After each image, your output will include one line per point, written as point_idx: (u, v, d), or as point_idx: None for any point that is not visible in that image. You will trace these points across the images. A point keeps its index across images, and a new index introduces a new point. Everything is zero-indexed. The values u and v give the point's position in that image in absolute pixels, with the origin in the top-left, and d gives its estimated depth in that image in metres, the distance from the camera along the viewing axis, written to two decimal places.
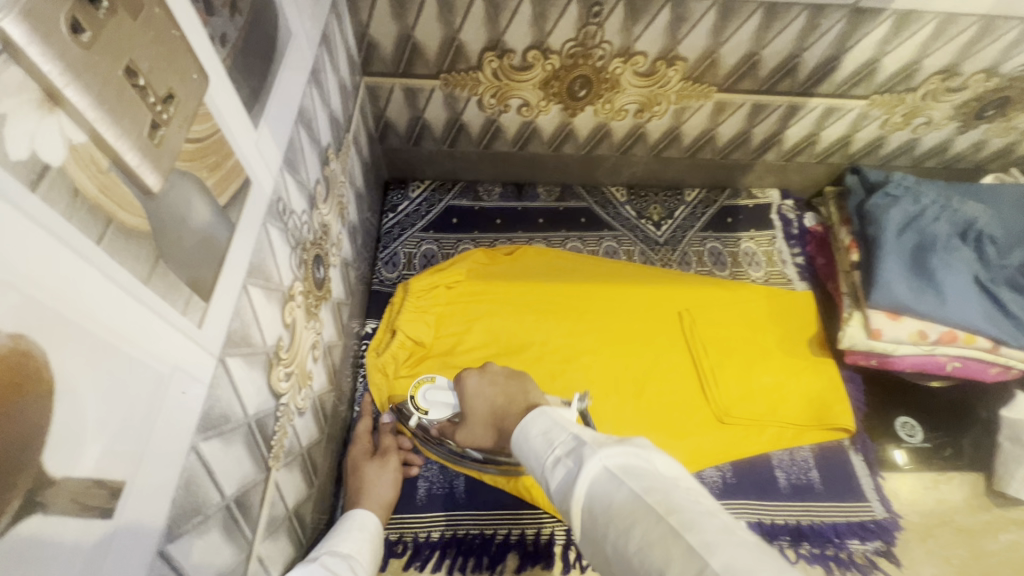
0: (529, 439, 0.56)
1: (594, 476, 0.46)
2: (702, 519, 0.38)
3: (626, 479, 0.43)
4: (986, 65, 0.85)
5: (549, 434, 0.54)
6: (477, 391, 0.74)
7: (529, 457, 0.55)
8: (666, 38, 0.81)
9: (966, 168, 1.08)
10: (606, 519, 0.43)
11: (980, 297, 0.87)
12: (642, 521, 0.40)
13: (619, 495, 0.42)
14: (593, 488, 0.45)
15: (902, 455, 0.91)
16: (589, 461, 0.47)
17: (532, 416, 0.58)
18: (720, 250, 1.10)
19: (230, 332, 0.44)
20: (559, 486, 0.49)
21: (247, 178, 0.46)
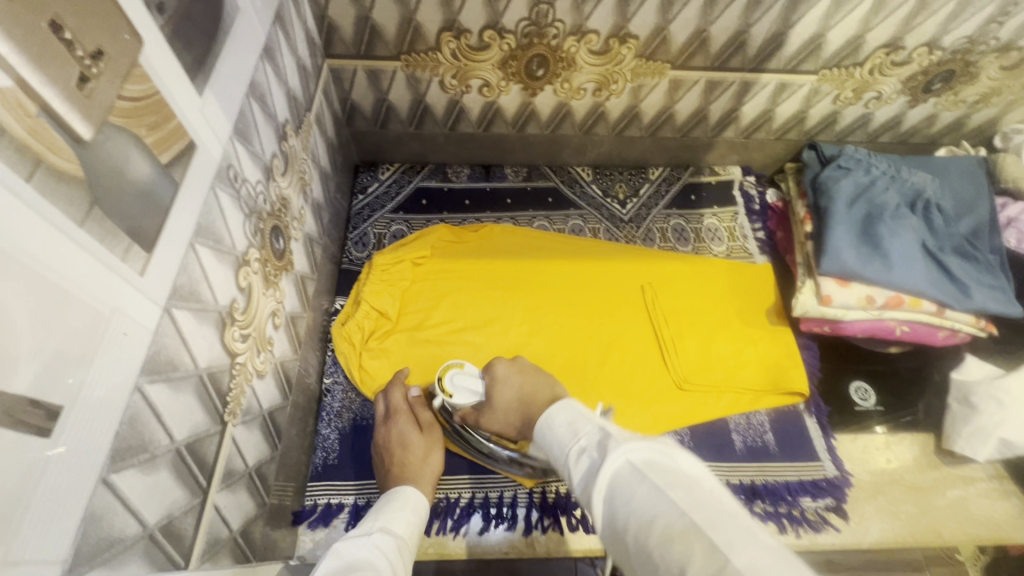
0: (553, 429, 0.60)
1: (617, 467, 0.48)
2: (723, 518, 0.40)
3: (649, 474, 0.46)
4: (927, 38, 0.88)
5: (575, 426, 0.58)
6: (505, 378, 0.75)
7: (554, 445, 0.59)
8: (616, 16, 0.83)
9: (920, 142, 1.11)
10: (627, 512, 0.45)
11: (925, 262, 0.90)
12: (664, 516, 0.42)
13: (641, 487, 0.45)
14: (615, 480, 0.48)
15: (881, 428, 0.94)
16: (614, 454, 0.49)
17: (559, 406, 0.62)
18: (683, 226, 1.13)
19: (177, 286, 0.47)
20: (583, 475, 0.53)
21: (191, 142, 0.49)
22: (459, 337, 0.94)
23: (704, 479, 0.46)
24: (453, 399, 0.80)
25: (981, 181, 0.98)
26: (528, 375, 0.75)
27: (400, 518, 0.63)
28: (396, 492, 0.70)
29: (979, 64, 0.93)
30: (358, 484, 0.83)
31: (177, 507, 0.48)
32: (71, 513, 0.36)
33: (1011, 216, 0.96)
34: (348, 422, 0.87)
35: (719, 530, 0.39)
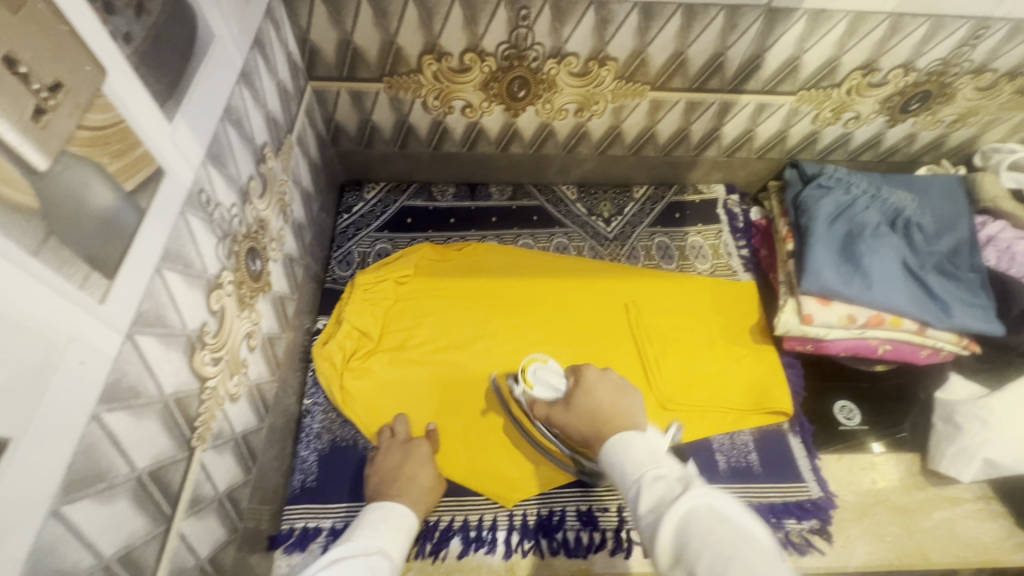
0: (631, 450, 0.59)
1: (695, 506, 0.49)
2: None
3: (730, 521, 0.48)
4: (901, 60, 0.90)
5: (653, 455, 0.58)
6: (592, 386, 0.72)
7: (626, 465, 0.58)
8: (594, 39, 0.85)
9: (900, 160, 1.12)
10: (699, 543, 0.46)
11: (906, 280, 0.91)
12: (739, 557, 0.44)
13: (722, 530, 0.46)
14: (690, 514, 0.49)
15: (879, 446, 0.94)
16: (695, 492, 0.50)
17: (632, 433, 0.62)
18: (668, 244, 1.13)
19: (141, 311, 0.47)
20: (652, 497, 0.53)
21: (159, 168, 0.49)
22: (443, 358, 0.94)
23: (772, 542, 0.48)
24: (533, 390, 0.81)
25: (961, 200, 0.99)
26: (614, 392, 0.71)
27: (389, 535, 0.66)
28: (392, 509, 0.71)
29: (954, 84, 0.94)
30: (347, 506, 0.81)
31: (136, 537, 0.47)
32: (17, 548, 0.35)
33: (991, 233, 0.96)
34: (327, 444, 0.86)
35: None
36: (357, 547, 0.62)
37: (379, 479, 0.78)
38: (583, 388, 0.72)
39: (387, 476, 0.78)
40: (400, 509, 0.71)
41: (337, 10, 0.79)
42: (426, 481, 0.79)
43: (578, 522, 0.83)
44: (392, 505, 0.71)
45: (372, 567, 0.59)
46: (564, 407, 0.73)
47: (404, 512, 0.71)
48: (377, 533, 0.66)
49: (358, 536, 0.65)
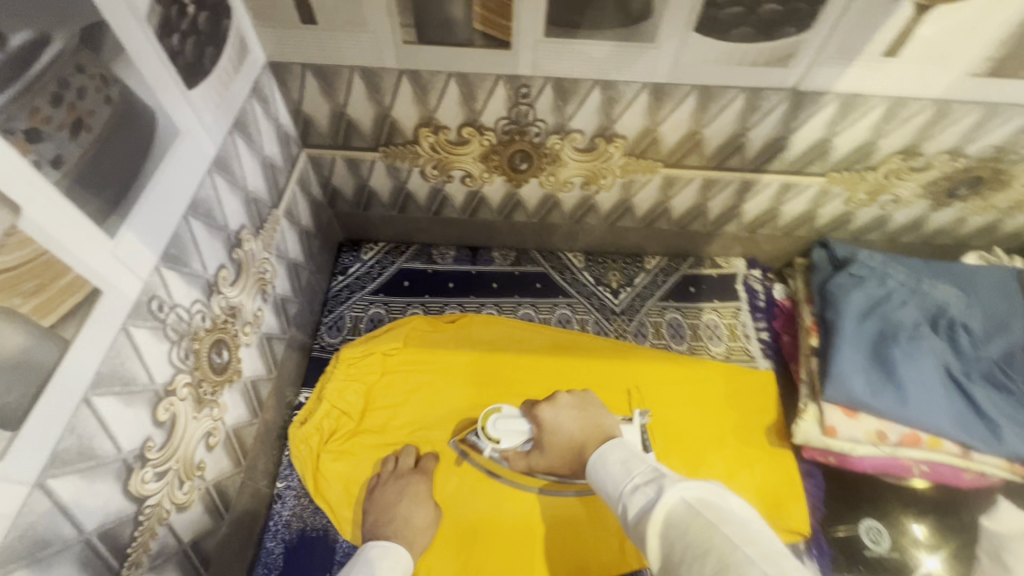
0: (606, 465, 0.59)
1: (672, 505, 0.50)
2: (786, 562, 0.43)
3: (704, 511, 0.47)
4: (948, 146, 0.80)
5: (628, 464, 0.58)
6: (557, 424, 0.72)
7: (606, 481, 0.58)
8: (601, 117, 0.79)
9: (947, 244, 1.01)
10: (681, 543, 0.47)
11: (949, 394, 0.80)
12: (718, 548, 0.44)
13: (697, 525, 0.47)
14: (669, 516, 0.49)
15: (922, 530, 0.85)
16: (669, 492, 0.51)
17: (609, 444, 0.62)
18: (680, 321, 1.05)
19: (60, 452, 0.43)
20: (636, 510, 0.53)
21: (94, 290, 0.45)
22: (425, 441, 0.87)
23: (755, 523, 0.48)
24: (500, 445, 0.77)
25: (1018, 298, 0.87)
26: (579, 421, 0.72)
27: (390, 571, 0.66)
28: (390, 548, 0.70)
29: (1011, 172, 0.84)
30: None
31: None
32: None
33: None
34: (295, 533, 0.82)
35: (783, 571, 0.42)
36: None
37: (376, 521, 0.76)
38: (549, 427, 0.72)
39: (382, 516, 0.76)
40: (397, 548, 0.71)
41: (329, 84, 0.76)
42: (421, 523, 0.77)
43: None
44: (389, 544, 0.70)
45: None
46: (540, 452, 0.74)
47: (401, 552, 0.70)
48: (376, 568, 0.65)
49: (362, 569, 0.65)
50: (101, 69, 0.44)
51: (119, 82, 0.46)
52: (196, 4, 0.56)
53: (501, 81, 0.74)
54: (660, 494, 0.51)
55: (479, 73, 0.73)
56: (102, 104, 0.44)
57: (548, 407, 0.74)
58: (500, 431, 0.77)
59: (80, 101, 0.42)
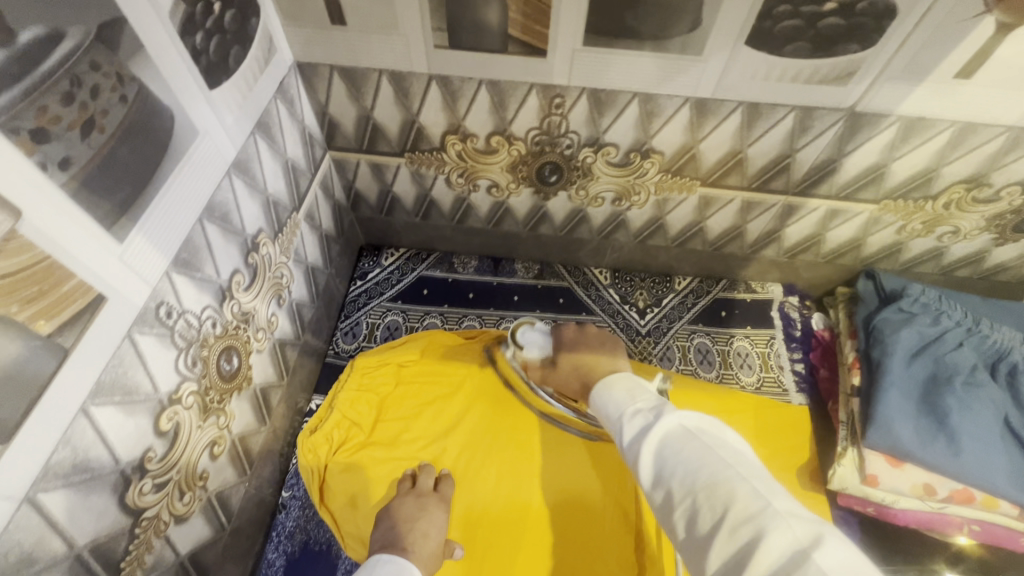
0: (611, 392, 0.55)
1: (668, 428, 0.47)
2: (776, 486, 0.42)
3: (701, 435, 0.46)
4: (1020, 177, 0.73)
5: (634, 392, 0.54)
6: (574, 338, 0.82)
7: (607, 406, 0.55)
8: (638, 132, 0.74)
9: (1009, 282, 0.93)
10: (674, 459, 0.45)
11: (1007, 449, 0.73)
12: (710, 465, 0.43)
13: (692, 446, 0.45)
14: (664, 436, 0.47)
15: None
16: (668, 416, 0.48)
17: (619, 375, 0.58)
18: (708, 347, 1.00)
19: (53, 465, 0.41)
20: (631, 432, 0.50)
21: (98, 297, 0.43)
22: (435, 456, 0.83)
23: (744, 450, 0.46)
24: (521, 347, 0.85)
25: None
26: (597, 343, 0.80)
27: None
28: (401, 567, 0.63)
29: None
30: None
31: None
32: None
33: None
34: (299, 546, 0.80)
35: (774, 491, 0.40)
36: None
37: (390, 526, 0.71)
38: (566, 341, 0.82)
39: (396, 525, 0.70)
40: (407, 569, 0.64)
41: (357, 87, 0.74)
42: (438, 545, 0.70)
43: None
44: (401, 563, 0.63)
45: None
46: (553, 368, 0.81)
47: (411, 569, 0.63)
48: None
49: None
50: (117, 68, 0.42)
51: (136, 81, 0.44)
52: (223, 2, 0.54)
53: (534, 90, 0.70)
54: (657, 418, 0.48)
55: (511, 81, 0.70)
56: (117, 104, 0.43)
57: (571, 328, 0.85)
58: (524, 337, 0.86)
59: (93, 100, 0.40)
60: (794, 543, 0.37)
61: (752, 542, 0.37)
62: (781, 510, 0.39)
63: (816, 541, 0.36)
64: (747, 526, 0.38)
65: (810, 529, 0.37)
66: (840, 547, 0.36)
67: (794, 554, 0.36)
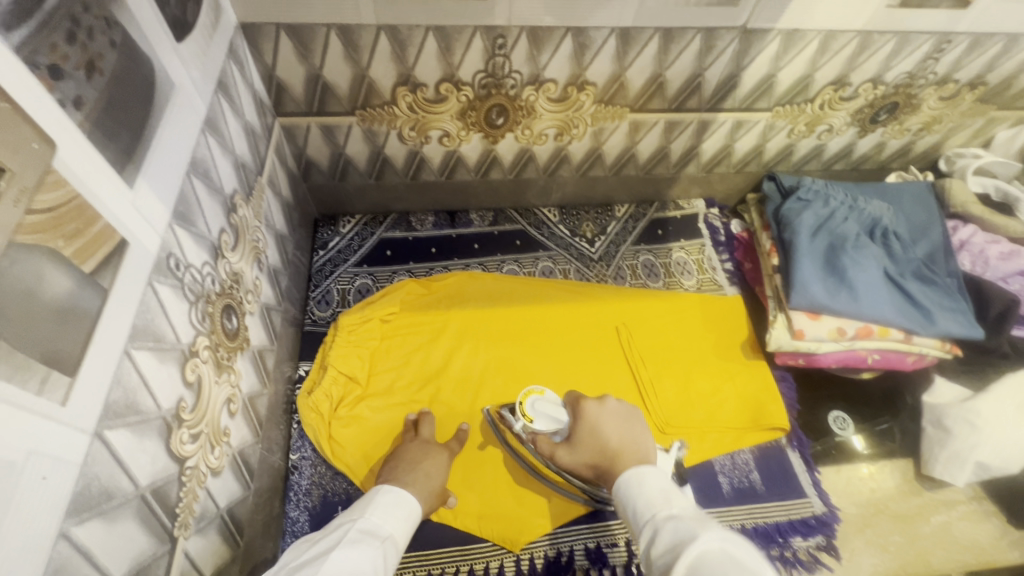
0: (643, 486, 0.60)
1: (708, 550, 0.47)
2: None
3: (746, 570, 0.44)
4: (870, 75, 0.91)
5: (668, 494, 0.58)
6: (595, 422, 0.72)
7: (638, 502, 0.59)
8: (573, 65, 0.83)
9: (872, 168, 1.15)
10: None
11: (889, 291, 0.92)
12: None
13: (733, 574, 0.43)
14: (703, 559, 0.46)
15: (860, 440, 0.96)
16: (711, 537, 0.48)
17: (646, 471, 0.62)
18: (653, 262, 1.13)
19: (111, 403, 0.42)
20: (663, 539, 0.52)
21: (123, 240, 0.44)
22: (431, 399, 0.91)
23: None
24: (534, 424, 0.77)
25: (933, 205, 1.02)
26: (619, 423, 0.71)
27: (400, 522, 0.65)
28: (404, 496, 0.69)
29: (920, 96, 0.97)
30: None
31: None
32: None
33: (963, 238, 0.98)
34: (318, 500, 0.82)
35: None
36: (368, 528, 0.61)
37: (399, 461, 0.77)
38: (588, 424, 0.72)
39: (403, 462, 0.77)
40: (403, 493, 0.69)
41: (305, 46, 0.75)
42: (440, 485, 0.77)
43: (587, 560, 0.82)
44: (403, 492, 0.69)
45: (384, 553, 0.59)
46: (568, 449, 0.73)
47: (414, 503, 0.69)
48: (387, 517, 0.64)
49: (369, 514, 0.63)
50: (104, 11, 0.43)
51: (120, 27, 0.45)
52: None
53: (478, 33, 0.76)
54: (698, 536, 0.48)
55: (457, 25, 0.75)
56: (109, 48, 0.43)
57: (594, 405, 0.73)
58: (537, 410, 0.77)
59: (90, 42, 0.41)
60: None
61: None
62: None
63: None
64: None
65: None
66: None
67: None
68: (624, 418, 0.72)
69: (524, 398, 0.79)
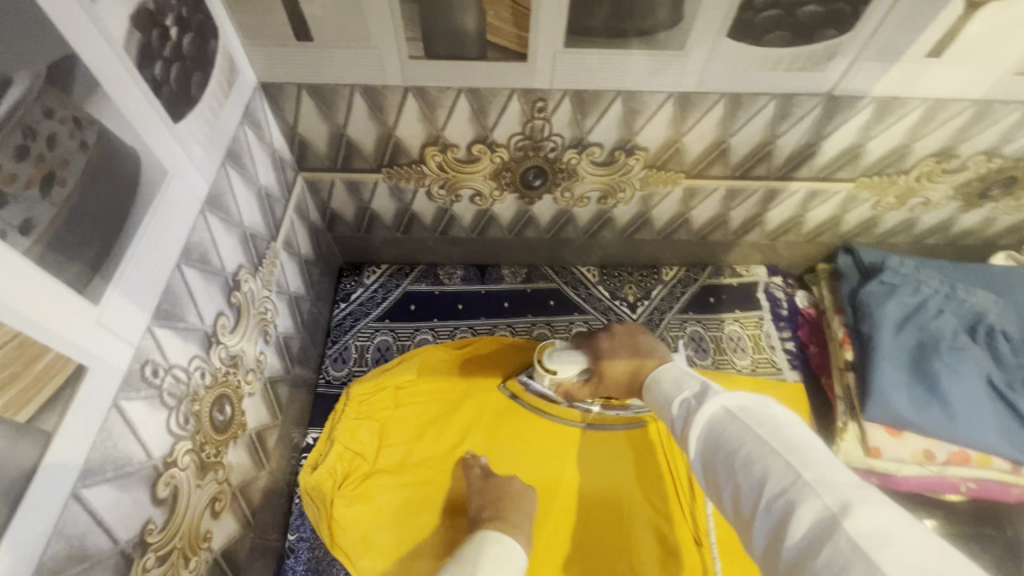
0: (659, 383, 0.58)
1: (713, 413, 0.49)
2: (814, 455, 0.41)
3: (741, 415, 0.46)
4: (985, 147, 0.76)
5: (680, 380, 0.56)
6: (615, 353, 0.69)
7: (660, 401, 0.56)
8: (622, 129, 0.73)
9: (975, 244, 0.98)
10: (715, 444, 0.47)
11: (995, 407, 0.77)
12: (750, 445, 0.44)
13: (732, 427, 0.46)
14: (707, 423, 0.49)
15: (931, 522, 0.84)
16: (712, 402, 0.50)
17: (663, 367, 0.60)
18: (702, 335, 1.00)
19: (46, 562, 0.37)
20: (678, 419, 0.53)
21: (79, 367, 0.39)
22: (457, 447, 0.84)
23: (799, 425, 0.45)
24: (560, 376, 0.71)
25: None
26: (630, 346, 0.70)
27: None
28: (508, 546, 0.64)
29: None
30: None
31: None
32: None
33: None
34: None
35: (807, 460, 0.41)
36: None
37: (496, 500, 0.73)
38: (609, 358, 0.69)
39: (502, 500, 0.72)
40: (504, 540, 0.64)
41: (327, 104, 0.69)
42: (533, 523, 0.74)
43: None
44: (508, 541, 0.64)
45: None
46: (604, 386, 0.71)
47: (518, 553, 0.64)
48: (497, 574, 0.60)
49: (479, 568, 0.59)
50: (73, 111, 0.38)
51: (96, 124, 0.40)
52: (179, 25, 0.50)
53: (516, 95, 0.68)
54: (700, 401, 0.51)
55: (492, 88, 0.67)
56: (77, 151, 0.38)
57: (606, 339, 0.71)
58: (559, 363, 0.71)
59: (50, 152, 0.36)
60: (825, 512, 0.37)
61: (782, 516, 0.39)
62: (812, 480, 0.39)
63: (844, 508, 0.37)
64: (779, 500, 0.40)
65: (840, 496, 0.37)
66: (872, 526, 0.35)
67: (824, 521, 0.37)
68: (633, 338, 0.72)
69: (541, 353, 0.73)
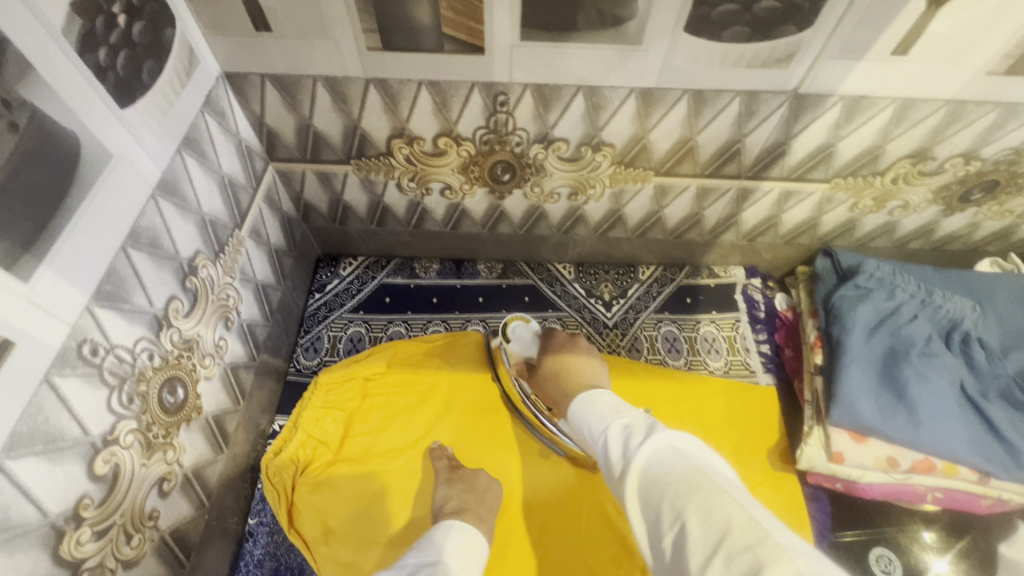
0: (596, 404, 0.67)
1: (659, 449, 0.54)
2: (761, 512, 0.46)
3: (692, 458, 0.52)
4: (962, 149, 0.74)
5: (618, 407, 0.65)
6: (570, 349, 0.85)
7: (591, 418, 0.65)
8: (586, 125, 0.73)
9: (959, 250, 0.95)
10: (667, 483, 0.50)
11: (965, 416, 0.75)
12: (706, 489, 0.48)
13: (682, 465, 0.51)
14: (655, 458, 0.53)
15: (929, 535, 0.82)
16: (658, 436, 0.55)
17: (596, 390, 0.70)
18: (676, 334, 0.99)
19: None
20: (616, 441, 0.58)
21: (5, 342, 0.40)
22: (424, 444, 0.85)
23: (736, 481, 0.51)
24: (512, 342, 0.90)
25: None
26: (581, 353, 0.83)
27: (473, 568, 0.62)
28: (472, 537, 0.66)
29: None
30: None
31: None
32: None
33: None
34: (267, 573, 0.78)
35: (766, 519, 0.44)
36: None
37: (461, 491, 0.74)
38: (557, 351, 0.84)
39: (468, 492, 0.74)
40: (458, 525, 0.67)
41: (292, 96, 0.70)
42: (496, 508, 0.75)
43: None
44: (473, 532, 0.66)
45: None
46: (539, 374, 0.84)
47: (480, 542, 0.66)
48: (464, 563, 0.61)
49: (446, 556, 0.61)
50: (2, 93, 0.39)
51: (27, 106, 0.41)
52: (128, 13, 0.50)
53: (476, 89, 0.68)
54: (646, 438, 0.55)
55: (452, 80, 0.68)
56: (6, 132, 0.39)
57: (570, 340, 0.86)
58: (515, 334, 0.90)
59: None
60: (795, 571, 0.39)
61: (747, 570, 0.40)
62: (778, 539, 0.42)
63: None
64: (743, 553, 0.41)
65: (809, 562, 0.40)
66: None
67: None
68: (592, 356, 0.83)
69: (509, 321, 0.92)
